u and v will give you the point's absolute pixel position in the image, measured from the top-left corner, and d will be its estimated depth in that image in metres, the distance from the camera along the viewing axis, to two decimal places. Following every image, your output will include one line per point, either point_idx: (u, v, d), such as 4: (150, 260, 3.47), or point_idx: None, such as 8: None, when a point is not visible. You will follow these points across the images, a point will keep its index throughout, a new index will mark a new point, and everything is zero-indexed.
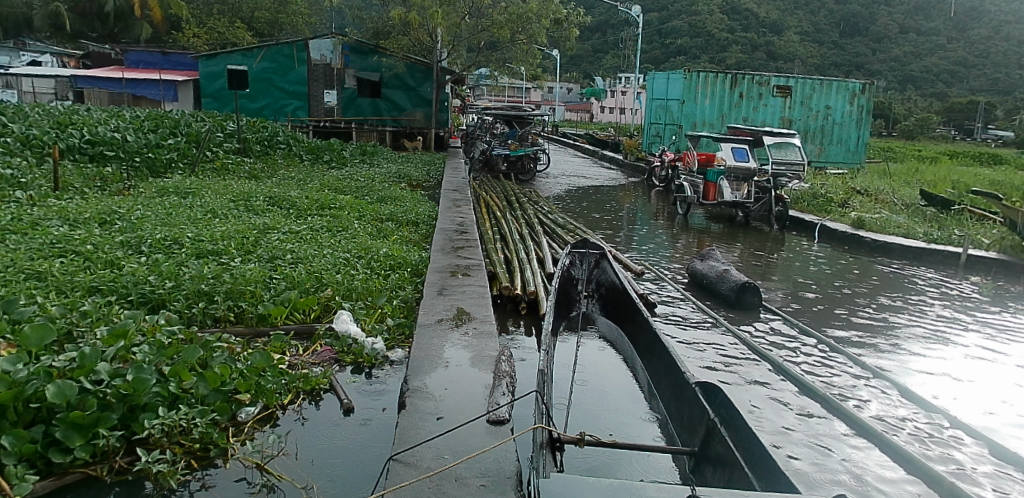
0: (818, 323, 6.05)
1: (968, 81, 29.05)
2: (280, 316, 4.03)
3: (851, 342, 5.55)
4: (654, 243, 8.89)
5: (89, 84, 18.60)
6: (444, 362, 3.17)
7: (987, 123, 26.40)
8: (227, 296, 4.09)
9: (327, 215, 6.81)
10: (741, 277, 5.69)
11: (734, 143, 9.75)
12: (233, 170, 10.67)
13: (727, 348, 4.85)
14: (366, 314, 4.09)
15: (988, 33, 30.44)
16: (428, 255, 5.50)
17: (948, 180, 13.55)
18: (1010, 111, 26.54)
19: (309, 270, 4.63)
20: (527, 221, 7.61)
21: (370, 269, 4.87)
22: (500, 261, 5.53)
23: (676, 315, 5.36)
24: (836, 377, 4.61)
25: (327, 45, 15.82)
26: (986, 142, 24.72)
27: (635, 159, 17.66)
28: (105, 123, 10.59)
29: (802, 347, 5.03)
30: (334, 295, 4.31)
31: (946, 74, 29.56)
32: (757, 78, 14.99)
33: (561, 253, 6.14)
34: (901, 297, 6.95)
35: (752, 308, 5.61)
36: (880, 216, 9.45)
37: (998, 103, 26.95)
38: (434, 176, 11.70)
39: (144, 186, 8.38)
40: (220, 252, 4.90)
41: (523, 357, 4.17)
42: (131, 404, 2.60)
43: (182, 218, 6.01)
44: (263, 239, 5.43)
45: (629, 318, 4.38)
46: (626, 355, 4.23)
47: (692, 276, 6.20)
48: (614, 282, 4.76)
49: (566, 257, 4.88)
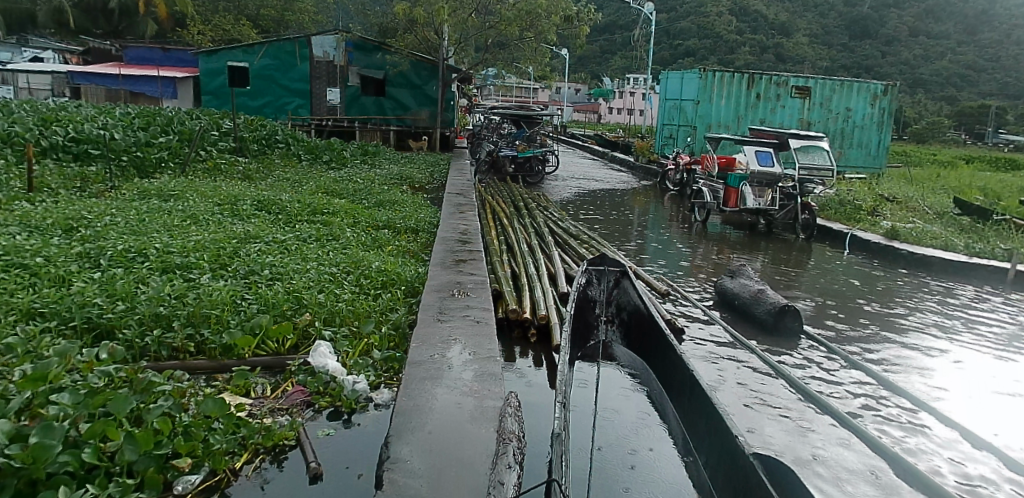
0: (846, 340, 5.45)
1: (978, 85, 28.32)
2: (248, 348, 3.46)
3: (883, 360, 4.93)
4: (671, 252, 8.30)
5: (86, 80, 18.01)
6: (434, 418, 2.60)
7: (999, 127, 25.63)
8: (187, 322, 3.52)
9: (317, 223, 6.23)
10: (780, 299, 5.08)
11: (758, 146, 9.17)
12: (226, 170, 10.11)
13: (762, 382, 4.26)
14: (350, 345, 3.51)
15: (999, 37, 29.74)
16: (426, 270, 4.90)
17: (974, 186, 12.91)
18: (1021, 116, 25.82)
19: (288, 288, 4.05)
20: (536, 230, 7.01)
21: (357, 288, 4.28)
22: (507, 278, 4.96)
23: (704, 341, 4.77)
24: (888, 412, 4.01)
25: (330, 41, 15.31)
26: (997, 147, 23.95)
27: (647, 162, 17.05)
28: (93, 120, 10.03)
29: (842, 376, 4.43)
30: (314, 320, 3.73)
31: (956, 77, 28.72)
32: (775, 78, 14.36)
33: (575, 267, 5.52)
34: (944, 314, 6.34)
35: (792, 334, 4.97)
36: (913, 226, 8.82)
37: (1010, 109, 26.20)
38: (437, 178, 11.10)
39: (126, 188, 7.81)
40: (190, 267, 4.34)
41: (531, 401, 3.60)
42: (30, 479, 2.08)
43: (156, 225, 5.44)
44: (242, 249, 4.86)
45: (657, 350, 3.81)
46: (653, 395, 3.66)
47: (722, 296, 5.59)
48: (637, 306, 4.16)
49: (582, 276, 4.30)
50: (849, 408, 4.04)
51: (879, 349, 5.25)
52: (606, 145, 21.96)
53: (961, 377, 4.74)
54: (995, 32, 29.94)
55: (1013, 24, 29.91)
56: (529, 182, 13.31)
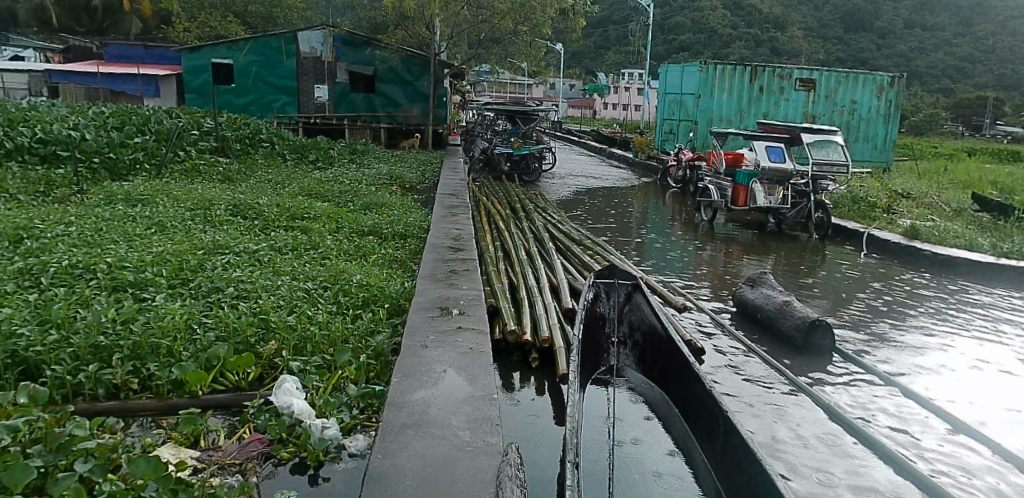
0: (868, 346, 4.91)
1: (974, 77, 27.92)
2: (202, 385, 2.94)
3: (915, 368, 4.45)
4: (675, 255, 7.83)
5: (64, 79, 17.45)
6: (416, 488, 2.07)
7: (996, 119, 25.28)
8: (132, 354, 2.99)
9: (296, 230, 5.71)
10: (809, 312, 4.57)
11: (769, 141, 8.70)
12: (205, 171, 9.55)
13: (793, 407, 3.76)
14: (321, 379, 2.99)
15: (994, 29, 29.39)
16: (413, 284, 4.36)
17: (984, 179, 12.49)
18: (1019, 107, 25.46)
19: (255, 310, 3.54)
20: (536, 234, 6.49)
21: (333, 309, 3.75)
22: (504, 293, 4.44)
23: (729, 363, 4.27)
24: (930, 438, 3.55)
25: (316, 37, 14.74)
26: (995, 139, 23.61)
27: (646, 158, 16.59)
28: (63, 119, 9.42)
29: (875, 396, 3.96)
30: (281, 350, 3.22)
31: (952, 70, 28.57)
32: (778, 71, 13.86)
33: (579, 277, 5.00)
34: (978, 318, 5.86)
35: (822, 351, 4.47)
36: (933, 224, 8.36)
37: (1006, 100, 25.85)
38: (429, 178, 10.59)
39: (93, 192, 7.27)
40: (145, 284, 3.82)
41: (532, 440, 3.10)
42: None
43: (115, 234, 4.91)
44: (207, 262, 4.34)
45: (677, 379, 3.30)
46: (676, 432, 3.17)
47: (742, 308, 5.09)
48: (652, 324, 3.66)
49: (589, 291, 3.79)
50: (888, 433, 3.57)
51: (913, 355, 4.74)
52: (603, 141, 21.47)
53: (1000, 387, 4.24)
54: (989, 24, 29.72)
55: (1006, 17, 29.66)
56: (525, 180, 12.82)
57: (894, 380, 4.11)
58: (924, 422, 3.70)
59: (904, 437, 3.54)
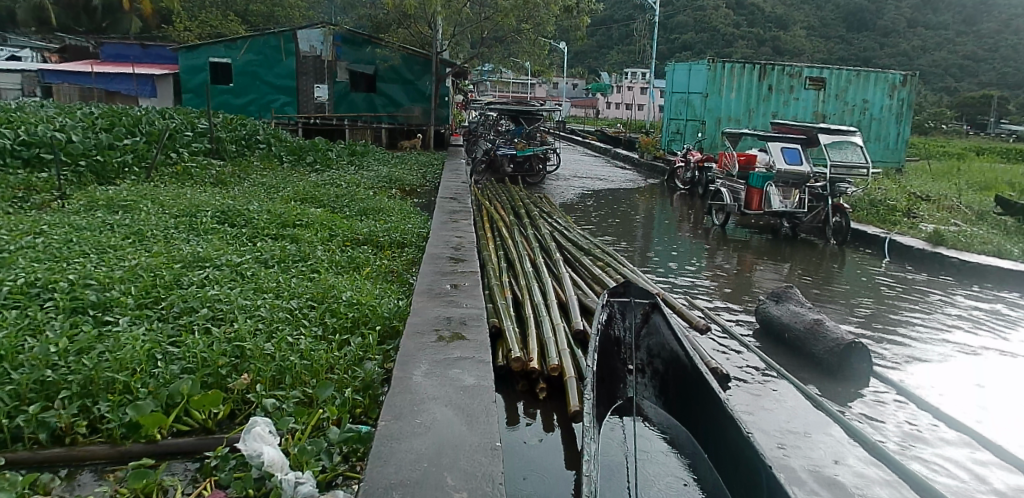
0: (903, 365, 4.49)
1: (977, 76, 27.48)
2: (160, 427, 2.58)
3: (949, 388, 4.10)
4: (688, 261, 7.44)
5: (58, 79, 17.11)
6: None
7: (999, 118, 24.88)
8: (82, 392, 2.63)
9: (284, 239, 5.34)
10: (842, 334, 4.19)
11: (784, 142, 8.31)
12: (196, 174, 9.16)
13: (825, 442, 3.40)
14: (298, 420, 2.62)
15: (997, 28, 28.97)
16: (408, 301, 3.98)
17: (1000, 180, 12.08)
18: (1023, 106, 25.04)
19: (229, 335, 3.17)
20: (541, 243, 6.10)
21: (318, 334, 3.38)
22: (508, 311, 4.07)
23: (758, 391, 3.88)
24: (979, 472, 3.20)
25: (316, 35, 14.41)
26: (1000, 137, 23.20)
27: (653, 158, 16.23)
28: (49, 120, 9.05)
29: (913, 425, 3.59)
30: (254, 383, 2.85)
31: (954, 68, 27.86)
32: (788, 69, 13.47)
33: (589, 292, 4.60)
34: (1016, 330, 5.44)
35: (858, 376, 4.08)
36: (956, 230, 7.94)
37: (1010, 99, 25.47)
38: (429, 181, 10.21)
39: (76, 197, 6.91)
40: (110, 304, 3.47)
41: (539, 490, 2.72)
42: None
43: (86, 245, 4.54)
44: (183, 277, 3.97)
45: (706, 420, 2.91)
46: (704, 479, 2.80)
47: (767, 326, 4.71)
48: (674, 352, 3.28)
49: (602, 313, 3.40)
50: (932, 468, 3.21)
51: (949, 372, 4.37)
52: (607, 141, 21.10)
53: None
54: (992, 23, 29.32)
55: (1009, 15, 29.33)
56: (529, 182, 12.43)
57: (930, 406, 3.76)
58: (971, 454, 3.34)
59: (953, 473, 3.18)
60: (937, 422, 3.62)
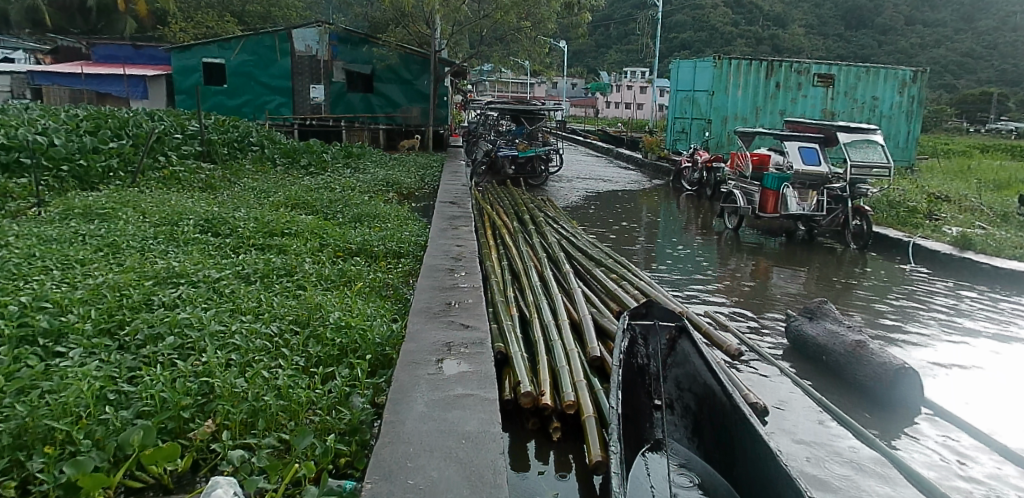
0: (950, 380, 4.05)
1: (976, 73, 26.96)
2: (105, 488, 2.13)
3: (1001, 407, 3.72)
4: (701, 267, 7.06)
5: (48, 81, 16.66)
6: None
7: (998, 115, 24.47)
8: (14, 444, 2.19)
9: (270, 250, 4.94)
10: (889, 358, 3.79)
11: (802, 141, 7.92)
12: (185, 179, 8.75)
13: (875, 481, 2.99)
14: (269, 478, 2.19)
15: (995, 25, 28.61)
16: (403, 323, 3.55)
17: (1016, 178, 11.66)
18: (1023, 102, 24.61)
19: (194, 370, 2.73)
20: (548, 252, 5.70)
21: (299, 368, 2.96)
22: (515, 334, 3.66)
23: (798, 424, 3.44)
24: None
25: (312, 35, 14.00)
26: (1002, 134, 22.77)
27: (656, 158, 15.82)
28: (30, 123, 8.61)
29: (969, 462, 3.19)
30: (221, 429, 2.43)
31: (953, 65, 27.29)
32: (795, 66, 13.05)
33: (605, 311, 4.18)
34: None
35: (905, 406, 3.68)
36: (984, 233, 7.52)
37: (1010, 96, 25.04)
38: (428, 183, 9.81)
39: (54, 204, 6.49)
40: (64, 331, 3.04)
41: None
42: None
43: (49, 260, 4.12)
44: (154, 297, 3.56)
45: (748, 470, 2.51)
46: None
47: (801, 346, 4.32)
48: (709, 385, 2.87)
49: (625, 339, 2.99)
50: None
51: (1002, 387, 3.98)
52: (609, 141, 20.72)
53: None
54: (991, 20, 28.87)
55: (1006, 13, 28.94)
56: (531, 184, 12.03)
57: (985, 441, 3.35)
58: None
59: None
60: (997, 458, 3.22)
